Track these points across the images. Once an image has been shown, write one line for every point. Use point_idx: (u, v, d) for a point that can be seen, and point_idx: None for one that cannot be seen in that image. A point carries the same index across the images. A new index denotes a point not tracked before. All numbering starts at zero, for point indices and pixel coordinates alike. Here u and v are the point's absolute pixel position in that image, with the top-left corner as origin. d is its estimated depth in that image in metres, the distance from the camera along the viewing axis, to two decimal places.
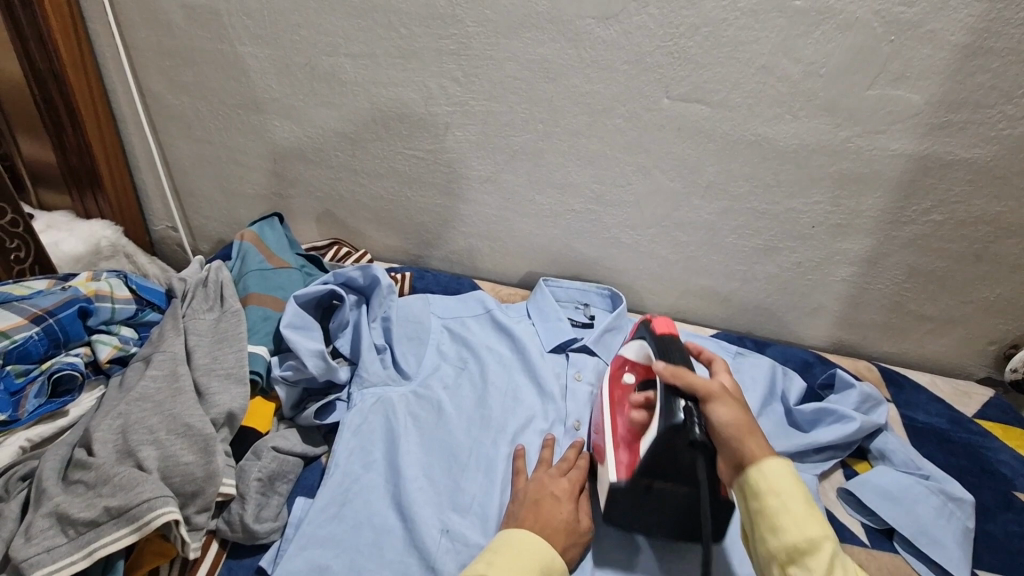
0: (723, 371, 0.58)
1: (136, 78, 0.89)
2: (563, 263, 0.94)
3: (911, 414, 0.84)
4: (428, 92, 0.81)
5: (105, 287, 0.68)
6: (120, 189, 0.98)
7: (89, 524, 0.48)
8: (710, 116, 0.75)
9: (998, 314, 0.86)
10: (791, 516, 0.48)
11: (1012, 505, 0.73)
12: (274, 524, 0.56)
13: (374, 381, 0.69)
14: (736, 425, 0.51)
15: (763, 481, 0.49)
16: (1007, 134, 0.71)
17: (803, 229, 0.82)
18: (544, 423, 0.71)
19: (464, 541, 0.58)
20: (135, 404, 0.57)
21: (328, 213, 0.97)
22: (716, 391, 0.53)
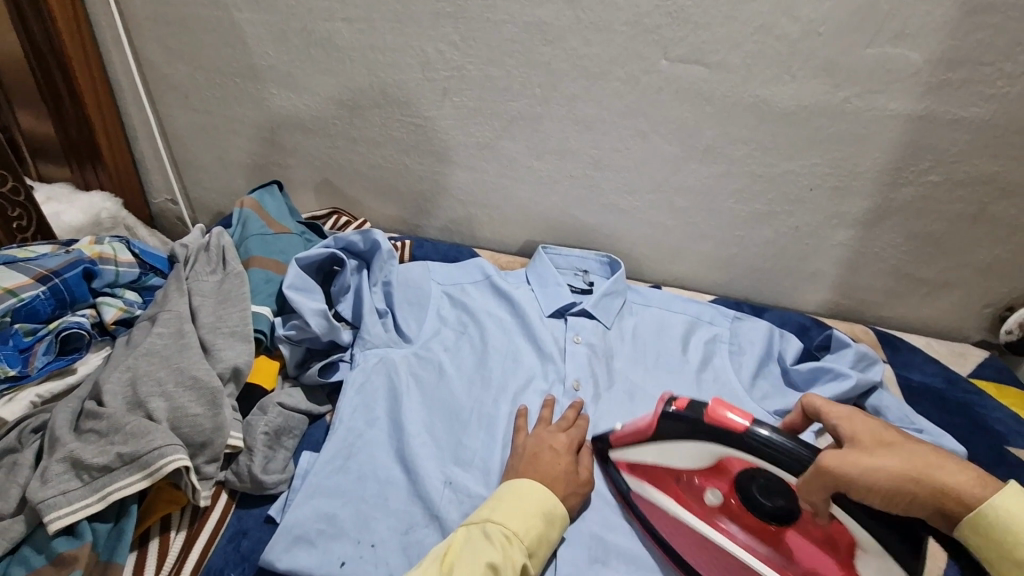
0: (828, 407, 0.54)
1: (133, 47, 0.89)
2: (563, 230, 0.94)
3: (907, 374, 0.85)
4: (426, 57, 0.81)
5: (108, 250, 0.69)
6: (119, 161, 0.98)
7: (103, 469, 0.50)
8: (707, 78, 0.75)
9: (995, 275, 0.87)
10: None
11: (1005, 459, 0.74)
12: (282, 476, 0.58)
13: (376, 342, 0.70)
14: (893, 476, 0.47)
15: (1005, 505, 0.47)
16: (1006, 91, 0.71)
17: (801, 191, 0.83)
18: (544, 384, 0.73)
19: (467, 492, 0.59)
20: (143, 358, 0.58)
21: (327, 182, 0.97)
22: (835, 462, 0.47)
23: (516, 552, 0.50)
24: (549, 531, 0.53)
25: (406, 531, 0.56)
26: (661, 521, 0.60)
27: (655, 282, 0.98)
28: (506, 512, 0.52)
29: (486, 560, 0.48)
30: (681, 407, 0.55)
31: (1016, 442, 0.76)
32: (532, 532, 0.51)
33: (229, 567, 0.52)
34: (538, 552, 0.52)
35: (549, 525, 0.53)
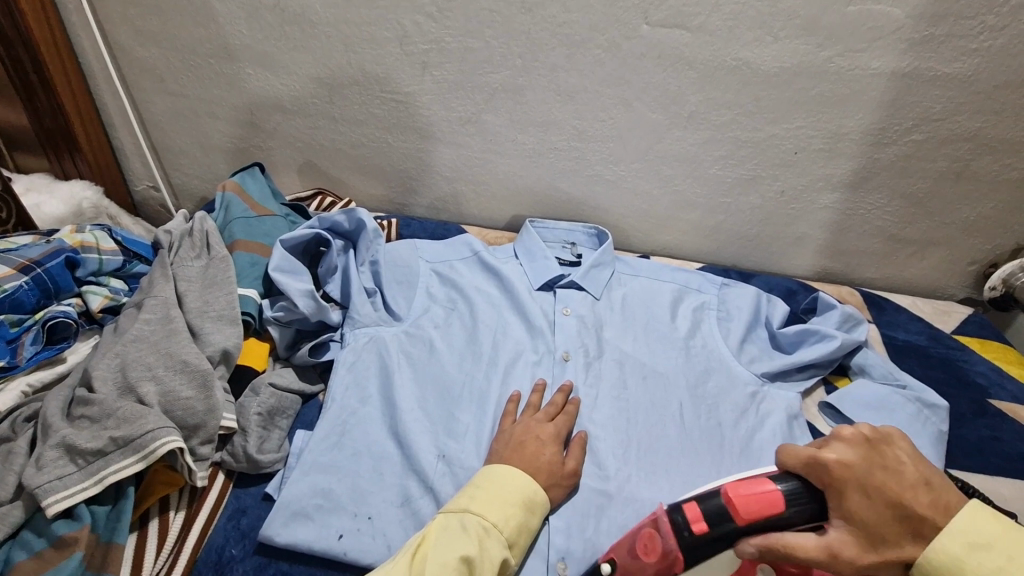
0: (830, 473, 0.49)
1: (102, 30, 0.86)
2: (549, 203, 0.94)
3: (892, 333, 0.86)
4: (403, 30, 0.79)
5: (89, 239, 0.69)
6: (96, 149, 0.96)
7: (97, 454, 0.50)
8: (689, 42, 0.74)
9: (978, 233, 0.87)
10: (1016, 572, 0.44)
11: (986, 411, 0.76)
12: (277, 455, 0.59)
13: (367, 321, 0.70)
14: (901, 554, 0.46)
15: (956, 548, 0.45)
16: (988, 46, 0.71)
17: (786, 155, 0.82)
18: (534, 357, 0.73)
19: (460, 465, 0.60)
20: (131, 345, 0.58)
21: (310, 163, 0.96)
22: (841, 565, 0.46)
23: (491, 543, 0.50)
24: (528, 519, 0.53)
25: (402, 503, 0.57)
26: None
27: (643, 252, 0.99)
28: (484, 501, 0.52)
29: (458, 553, 0.48)
30: (701, 525, 0.51)
31: (997, 395, 0.78)
32: (512, 520, 0.52)
33: (231, 544, 0.54)
34: (519, 541, 0.53)
35: (529, 512, 0.54)
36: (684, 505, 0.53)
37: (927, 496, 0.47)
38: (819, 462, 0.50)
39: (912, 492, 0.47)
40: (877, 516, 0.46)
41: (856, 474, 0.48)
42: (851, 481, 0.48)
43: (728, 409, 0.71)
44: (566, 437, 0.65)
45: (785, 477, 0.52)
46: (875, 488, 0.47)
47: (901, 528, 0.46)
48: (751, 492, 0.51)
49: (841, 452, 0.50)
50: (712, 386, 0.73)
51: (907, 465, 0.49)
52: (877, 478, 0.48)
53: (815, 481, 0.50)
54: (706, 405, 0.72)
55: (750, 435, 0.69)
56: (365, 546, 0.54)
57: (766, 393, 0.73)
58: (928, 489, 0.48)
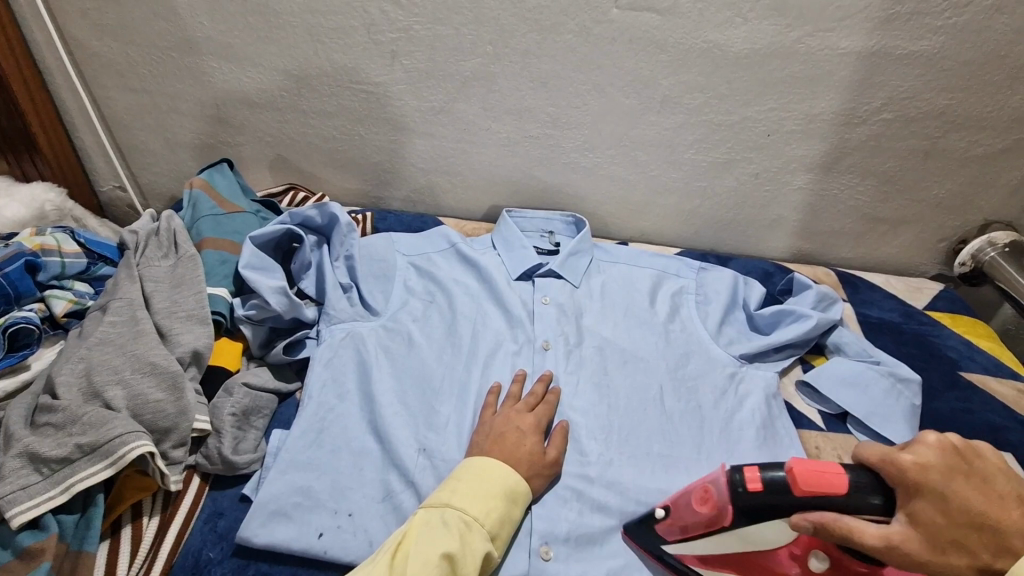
0: (909, 477, 0.46)
1: (58, 25, 0.83)
2: (526, 193, 0.94)
3: (867, 311, 0.87)
4: (371, 18, 0.77)
5: (50, 241, 0.66)
6: (57, 148, 0.92)
7: (63, 461, 0.49)
8: (659, 25, 0.74)
9: (947, 210, 0.89)
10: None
11: (958, 383, 0.78)
12: (253, 455, 0.58)
13: (343, 317, 0.69)
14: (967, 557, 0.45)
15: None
16: (952, 22, 0.72)
17: (759, 138, 0.83)
18: (514, 346, 0.73)
19: (441, 457, 0.60)
20: (96, 348, 0.56)
21: (281, 158, 0.94)
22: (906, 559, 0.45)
23: (474, 537, 0.50)
24: (511, 510, 0.53)
25: (384, 499, 0.57)
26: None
27: (621, 239, 0.99)
28: (465, 495, 0.52)
29: (441, 549, 0.48)
30: (757, 486, 0.51)
31: (967, 367, 0.80)
32: (494, 513, 0.52)
33: (208, 547, 0.53)
34: (502, 533, 0.53)
35: (511, 503, 0.54)
36: (744, 468, 0.52)
37: (1008, 510, 0.45)
38: (895, 464, 0.47)
39: (993, 503, 0.45)
40: (949, 520, 0.45)
41: (935, 479, 0.46)
42: (931, 488, 0.45)
43: (707, 390, 0.72)
44: (547, 426, 0.65)
45: (857, 470, 0.49)
46: (954, 493, 0.45)
47: (977, 538, 0.45)
48: (818, 470, 0.49)
49: (922, 455, 0.47)
50: (692, 369, 0.74)
51: (989, 474, 0.47)
52: (957, 486, 0.45)
53: (891, 480, 0.47)
54: (686, 387, 0.72)
55: (730, 416, 0.70)
56: (347, 544, 0.53)
57: (745, 374, 0.74)
58: (1015, 501, 0.46)
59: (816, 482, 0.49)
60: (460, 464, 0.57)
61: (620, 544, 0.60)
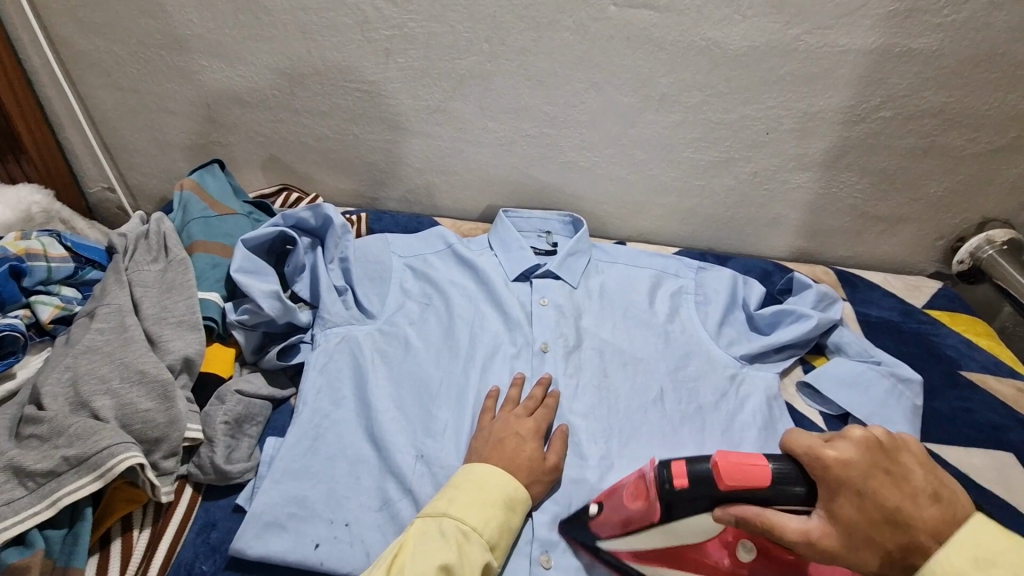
0: (826, 469, 0.47)
1: (42, 23, 0.81)
2: (523, 192, 0.93)
3: (866, 309, 0.87)
4: (364, 16, 0.76)
5: (36, 245, 0.65)
6: (44, 149, 0.90)
7: (49, 475, 0.48)
8: (658, 23, 0.73)
9: (946, 208, 0.89)
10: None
11: (958, 382, 0.77)
12: (247, 464, 0.57)
13: (338, 320, 0.68)
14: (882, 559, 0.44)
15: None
16: (952, 19, 0.71)
17: (758, 136, 0.82)
18: (512, 349, 0.72)
19: (439, 464, 0.59)
20: (83, 356, 0.55)
21: (273, 158, 0.92)
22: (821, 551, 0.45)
23: (472, 548, 0.49)
24: (510, 519, 0.52)
25: (381, 508, 0.56)
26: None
27: (620, 239, 0.98)
28: (463, 504, 0.51)
29: (438, 561, 0.47)
30: (682, 481, 0.51)
31: (967, 366, 0.80)
32: (493, 523, 0.51)
33: (201, 559, 0.52)
34: (501, 542, 0.52)
35: (510, 512, 0.53)
36: (671, 463, 0.52)
37: (930, 509, 0.45)
38: (818, 457, 0.47)
39: (911, 500, 0.45)
40: (862, 515, 0.45)
41: (856, 476, 0.46)
42: (849, 481, 0.46)
43: (708, 392, 0.71)
44: (546, 431, 0.64)
45: (782, 459, 0.50)
46: (872, 492, 0.45)
47: (894, 537, 0.44)
48: (741, 464, 0.49)
49: (843, 450, 0.47)
50: (692, 370, 0.73)
51: (912, 472, 0.46)
52: (876, 482, 0.45)
53: (812, 473, 0.48)
54: (687, 389, 0.71)
55: (731, 418, 0.69)
56: (343, 555, 0.52)
57: (745, 375, 0.73)
58: (933, 498, 0.45)
59: (739, 476, 0.49)
60: (458, 471, 0.56)
61: None
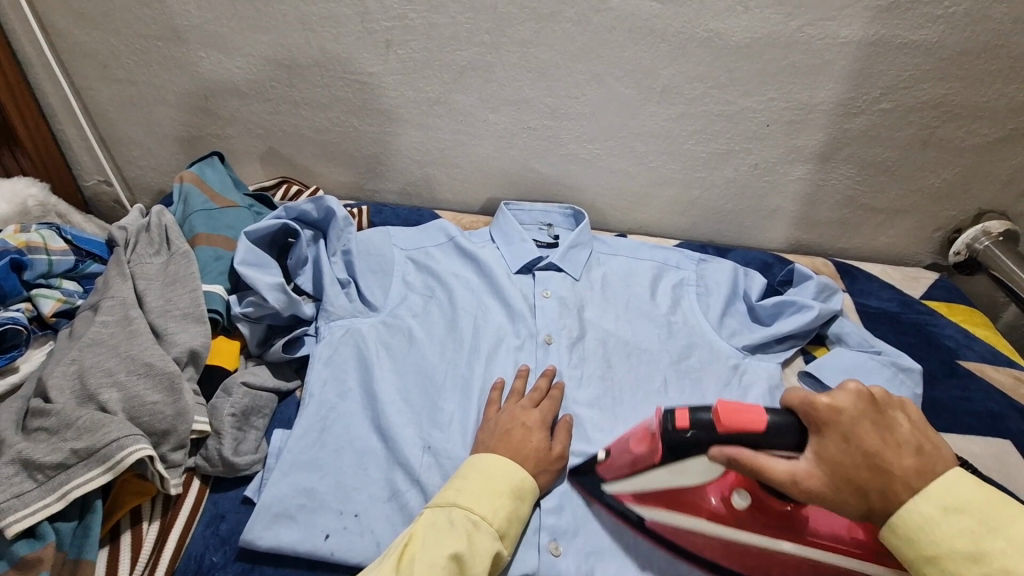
0: (818, 416, 0.48)
1: (36, 12, 0.80)
2: (524, 184, 0.93)
3: (865, 301, 0.88)
4: (365, 7, 0.75)
5: (36, 238, 0.64)
6: (39, 141, 0.89)
7: (58, 467, 0.47)
8: (660, 14, 0.73)
9: (944, 199, 0.89)
10: (991, 557, 0.43)
11: (956, 372, 0.78)
12: (254, 456, 0.57)
13: (341, 313, 0.68)
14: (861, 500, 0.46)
15: (929, 534, 0.44)
16: (952, 11, 0.72)
17: (759, 128, 0.82)
18: (515, 341, 0.72)
19: (447, 455, 0.59)
20: (89, 349, 0.54)
21: (272, 151, 0.92)
22: (807, 489, 0.47)
23: (481, 537, 0.49)
24: (518, 507, 0.53)
25: (389, 499, 0.56)
26: (685, 535, 0.56)
27: (620, 231, 0.98)
28: (471, 494, 0.51)
29: (448, 550, 0.47)
30: (685, 424, 0.51)
31: (965, 356, 0.81)
32: (502, 511, 0.51)
33: (211, 551, 0.52)
34: (509, 531, 0.52)
35: (519, 501, 0.53)
36: (675, 409, 0.53)
37: (909, 457, 0.46)
38: (811, 404, 0.48)
39: (895, 450, 0.46)
40: (844, 459, 0.46)
41: (845, 422, 0.47)
42: (839, 429, 0.47)
43: (710, 382, 0.72)
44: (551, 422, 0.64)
45: (777, 409, 0.51)
46: (860, 438, 0.46)
47: (873, 481, 0.45)
48: (739, 408, 0.50)
49: (837, 399, 0.48)
50: (694, 361, 0.74)
51: (899, 426, 0.47)
52: (864, 430, 0.46)
53: (806, 421, 0.49)
54: (689, 379, 0.72)
55: None
56: (353, 545, 0.53)
57: (747, 365, 0.74)
58: (916, 452, 0.46)
59: (737, 422, 0.50)
60: (467, 461, 0.56)
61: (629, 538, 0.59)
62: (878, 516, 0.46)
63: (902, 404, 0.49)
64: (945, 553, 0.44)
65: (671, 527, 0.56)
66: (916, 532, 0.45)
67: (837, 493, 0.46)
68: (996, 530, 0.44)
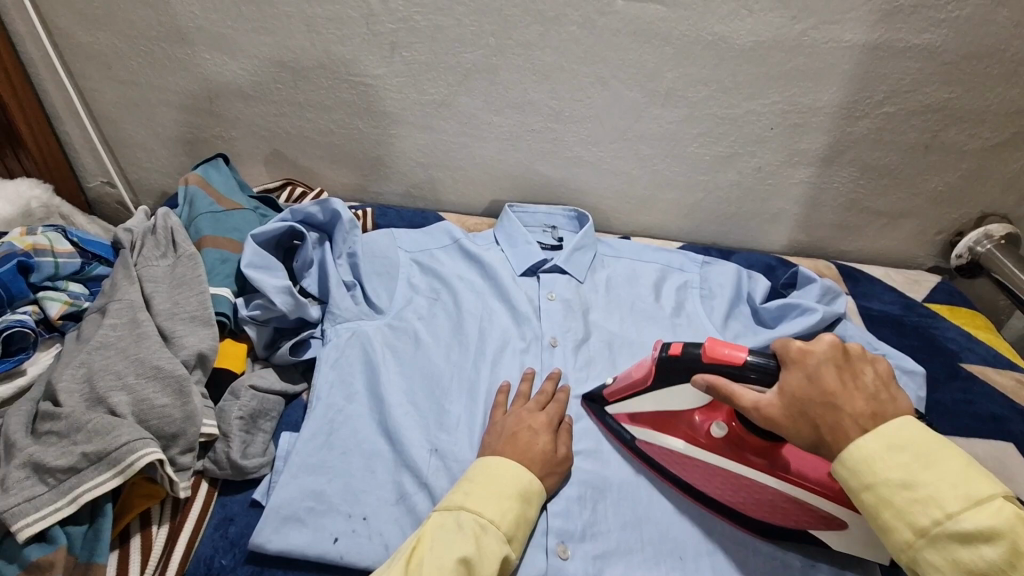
0: (790, 355, 0.51)
1: (40, 14, 0.80)
2: (529, 187, 0.93)
3: (868, 303, 0.88)
4: (370, 9, 0.75)
5: (42, 241, 0.63)
6: (43, 143, 0.89)
7: (68, 471, 0.48)
8: (665, 17, 0.73)
9: (946, 202, 0.90)
10: (923, 494, 0.44)
11: (959, 374, 0.79)
12: (263, 459, 0.57)
13: (348, 315, 0.68)
14: (813, 432, 0.49)
15: (872, 467, 0.46)
16: (955, 16, 0.72)
17: (762, 131, 0.83)
18: (521, 344, 0.72)
19: (454, 458, 0.59)
20: (97, 352, 0.54)
21: (277, 153, 0.92)
22: (768, 416, 0.51)
23: (489, 540, 0.49)
24: (526, 510, 0.53)
25: (397, 501, 0.56)
26: (669, 457, 0.61)
27: (623, 234, 0.99)
28: (479, 497, 0.51)
29: (457, 553, 0.47)
30: (678, 349, 0.57)
31: (967, 358, 0.81)
32: (509, 514, 0.51)
33: (220, 554, 0.52)
34: (518, 534, 0.52)
35: (526, 503, 0.53)
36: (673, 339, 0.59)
37: (864, 401, 0.48)
38: (786, 346, 0.52)
39: (852, 393, 0.48)
40: (805, 393, 0.49)
41: (811, 362, 0.50)
42: (803, 366, 0.50)
43: None
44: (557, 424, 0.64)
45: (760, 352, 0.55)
46: (821, 377, 0.49)
47: (824, 415, 0.48)
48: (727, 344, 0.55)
49: (809, 342, 0.51)
50: None
51: (864, 375, 0.50)
52: (826, 370, 0.49)
53: (778, 362, 0.53)
54: None
55: None
56: (362, 548, 0.53)
57: None
58: (875, 399, 0.48)
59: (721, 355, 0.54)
60: (473, 463, 0.56)
61: (636, 542, 0.59)
62: (827, 450, 0.49)
63: (875, 360, 0.51)
64: (884, 485, 0.46)
65: (658, 447, 0.62)
66: (858, 464, 0.47)
67: (788, 420, 0.50)
68: (935, 472, 0.45)
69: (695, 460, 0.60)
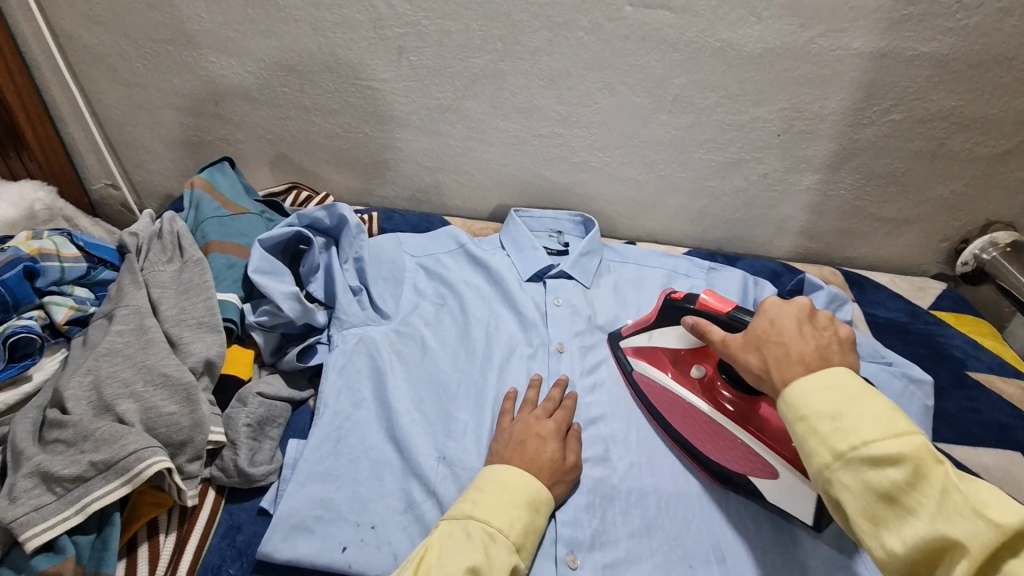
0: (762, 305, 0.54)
1: (45, 15, 0.79)
2: (534, 192, 0.93)
3: (873, 310, 0.88)
4: (377, 13, 0.75)
5: (48, 245, 0.64)
6: (47, 145, 0.88)
7: (77, 480, 0.47)
8: (674, 23, 0.73)
9: (952, 210, 0.90)
10: (847, 424, 0.43)
11: (965, 383, 0.79)
12: (270, 467, 0.57)
13: (355, 321, 0.68)
14: (760, 366, 0.50)
15: (804, 396, 0.45)
16: (963, 24, 0.72)
17: (769, 138, 0.82)
18: (528, 350, 0.72)
19: (462, 465, 0.59)
20: (104, 359, 0.54)
21: (282, 156, 0.92)
22: (727, 350, 0.54)
23: (498, 549, 0.49)
24: (535, 519, 0.53)
25: (406, 510, 0.56)
26: (651, 390, 0.68)
27: (629, 239, 0.98)
28: (487, 505, 0.51)
29: (467, 562, 0.47)
30: (679, 295, 0.65)
31: (973, 366, 0.81)
32: (518, 523, 0.51)
33: (227, 563, 0.52)
34: (526, 544, 0.52)
35: (535, 512, 0.53)
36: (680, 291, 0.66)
37: (815, 344, 0.48)
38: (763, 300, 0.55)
39: (804, 337, 0.49)
40: (761, 332, 0.51)
41: (774, 309, 0.52)
42: (768, 313, 0.53)
43: None
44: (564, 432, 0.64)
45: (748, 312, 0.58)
46: (780, 321, 0.51)
47: (773, 351, 0.50)
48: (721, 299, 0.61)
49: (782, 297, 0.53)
50: None
51: (827, 330, 0.50)
52: (787, 316, 0.51)
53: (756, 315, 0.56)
54: None
55: None
56: (371, 557, 0.52)
57: None
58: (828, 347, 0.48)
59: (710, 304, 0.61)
60: (480, 472, 0.56)
61: (646, 550, 0.59)
62: (769, 384, 0.49)
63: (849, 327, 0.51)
64: (812, 412, 0.45)
65: (644, 380, 0.69)
66: (792, 395, 0.46)
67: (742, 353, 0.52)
68: (863, 406, 0.43)
69: (671, 396, 0.66)
